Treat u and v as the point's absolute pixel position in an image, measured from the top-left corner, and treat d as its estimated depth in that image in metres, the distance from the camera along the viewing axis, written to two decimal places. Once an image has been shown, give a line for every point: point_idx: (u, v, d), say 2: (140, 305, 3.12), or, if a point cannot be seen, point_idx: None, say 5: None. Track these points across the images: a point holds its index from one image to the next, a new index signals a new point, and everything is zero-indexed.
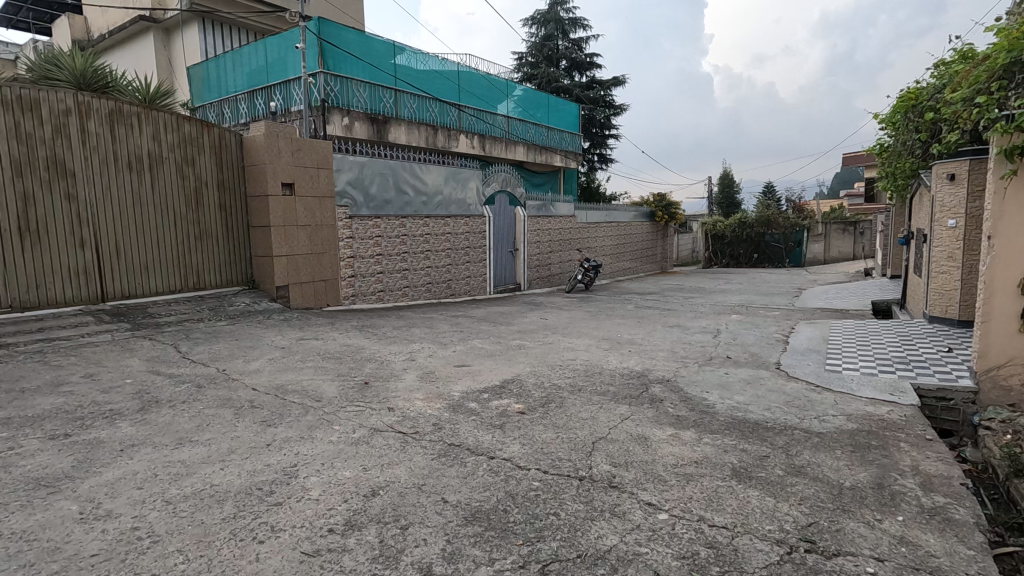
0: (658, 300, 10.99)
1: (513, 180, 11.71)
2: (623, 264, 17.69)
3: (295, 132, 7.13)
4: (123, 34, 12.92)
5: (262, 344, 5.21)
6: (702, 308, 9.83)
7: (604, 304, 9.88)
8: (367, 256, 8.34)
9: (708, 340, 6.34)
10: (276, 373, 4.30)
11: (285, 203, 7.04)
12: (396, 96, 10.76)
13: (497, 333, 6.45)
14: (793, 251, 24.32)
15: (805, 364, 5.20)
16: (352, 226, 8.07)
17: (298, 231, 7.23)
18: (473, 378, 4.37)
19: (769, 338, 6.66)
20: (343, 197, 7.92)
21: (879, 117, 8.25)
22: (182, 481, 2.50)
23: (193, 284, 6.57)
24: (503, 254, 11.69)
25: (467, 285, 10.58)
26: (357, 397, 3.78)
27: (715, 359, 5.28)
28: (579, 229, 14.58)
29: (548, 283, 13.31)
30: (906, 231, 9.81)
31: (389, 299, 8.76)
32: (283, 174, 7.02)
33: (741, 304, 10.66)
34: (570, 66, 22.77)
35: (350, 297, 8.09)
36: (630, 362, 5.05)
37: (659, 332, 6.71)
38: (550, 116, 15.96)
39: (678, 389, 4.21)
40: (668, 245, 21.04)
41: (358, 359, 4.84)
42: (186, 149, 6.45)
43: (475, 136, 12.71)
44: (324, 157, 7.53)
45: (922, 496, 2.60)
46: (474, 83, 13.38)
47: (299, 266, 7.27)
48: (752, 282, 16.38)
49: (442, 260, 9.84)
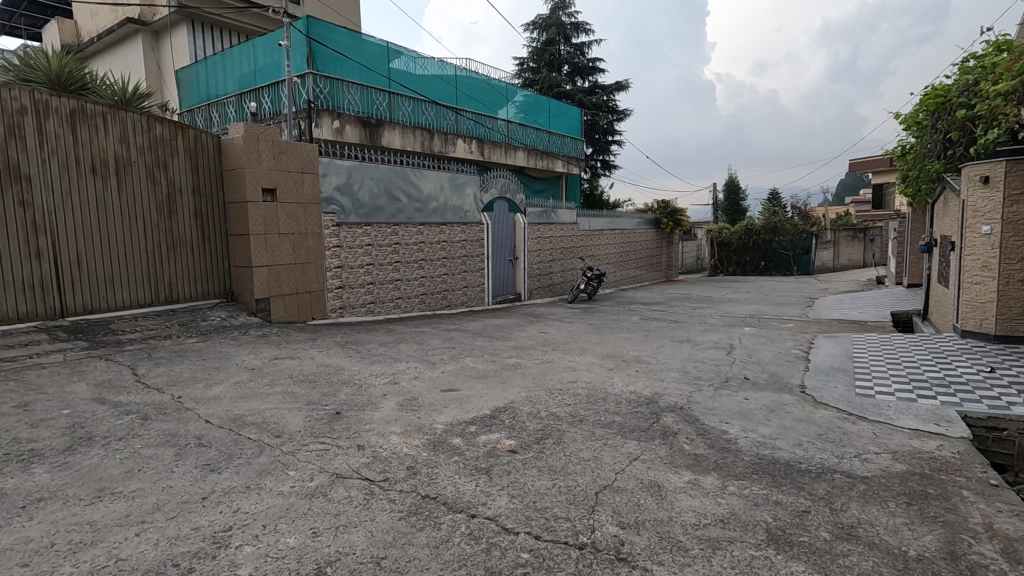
0: (665, 312, 10.46)
1: (512, 186, 11.24)
2: (627, 272, 17.22)
3: (277, 134, 6.68)
4: (111, 37, 12.56)
5: (231, 365, 4.71)
6: (711, 319, 9.28)
7: (608, 316, 9.36)
8: (356, 266, 7.86)
9: (721, 357, 5.81)
10: (237, 401, 3.79)
11: (266, 209, 6.59)
12: (390, 99, 10.37)
13: (492, 350, 5.94)
14: (800, 259, 23.84)
15: (832, 386, 4.67)
16: (340, 235, 7.60)
17: (280, 240, 6.77)
18: (460, 406, 3.86)
19: (788, 354, 6.12)
20: (330, 203, 7.45)
21: (900, 117, 7.74)
22: (81, 555, 1.99)
23: (165, 297, 6.11)
24: (502, 262, 11.19)
25: (464, 296, 10.08)
26: (323, 432, 3.27)
27: (732, 381, 4.74)
28: (582, 236, 14.09)
29: (550, 292, 12.81)
30: (927, 238, 9.28)
31: (380, 311, 8.27)
32: (263, 179, 6.56)
33: (753, 316, 10.10)
34: (572, 71, 22.38)
35: (338, 309, 7.61)
36: (638, 385, 4.52)
37: (667, 349, 6.17)
38: (552, 121, 15.52)
39: (693, 420, 3.69)
40: (673, 253, 20.54)
41: (334, 383, 4.33)
42: (158, 151, 6.01)
43: (473, 140, 12.25)
44: (309, 160, 7.09)
45: (1010, 570, 2.06)
46: (473, 86, 12.98)
47: (281, 276, 6.80)
48: (761, 291, 15.85)
49: (437, 269, 9.36)
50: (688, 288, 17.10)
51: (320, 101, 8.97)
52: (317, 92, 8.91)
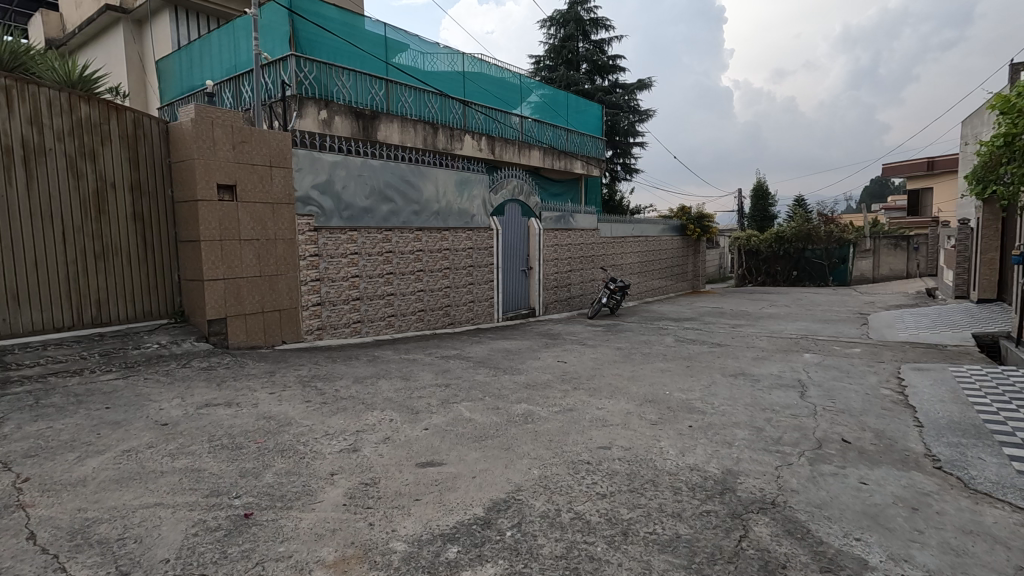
0: (700, 331, 9.05)
1: (526, 187, 9.95)
2: (652, 283, 15.85)
3: (238, 118, 5.50)
4: (92, 28, 11.60)
5: (140, 417, 3.48)
6: (759, 342, 7.86)
7: (637, 337, 8.00)
8: (339, 279, 6.62)
9: (796, 402, 4.43)
10: (105, 489, 2.53)
11: (222, 210, 5.38)
12: (387, 88, 9.18)
13: (496, 389, 4.63)
14: (837, 268, 21.94)
15: (977, 459, 3.26)
16: (319, 241, 6.37)
17: (241, 247, 5.56)
18: (438, 501, 2.54)
19: (880, 397, 4.71)
20: (307, 204, 6.23)
21: (996, 103, 6.31)
22: None
23: (91, 319, 4.92)
24: (514, 273, 9.90)
25: (470, 312, 8.80)
26: (205, 566, 1.99)
27: (830, 449, 3.37)
28: (603, 244, 12.76)
29: (568, 306, 11.49)
30: (1017, 248, 7.75)
31: (369, 332, 7.01)
32: (219, 173, 5.36)
33: (804, 337, 8.66)
34: (590, 71, 21.01)
35: (316, 330, 6.36)
36: (699, 456, 3.18)
37: (722, 388, 4.81)
38: (571, 118, 14.24)
39: (805, 532, 2.34)
40: (700, 262, 19.11)
41: (266, 451, 3.06)
42: (82, 138, 4.84)
43: (483, 137, 11.02)
44: (279, 152, 5.89)
45: None
46: (484, 78, 11.75)
47: (242, 292, 5.58)
48: (801, 305, 14.35)
49: (438, 282, 8.10)
50: (731, 288, 21.25)
51: (304, 89, 7.79)
52: (301, 78, 7.72)
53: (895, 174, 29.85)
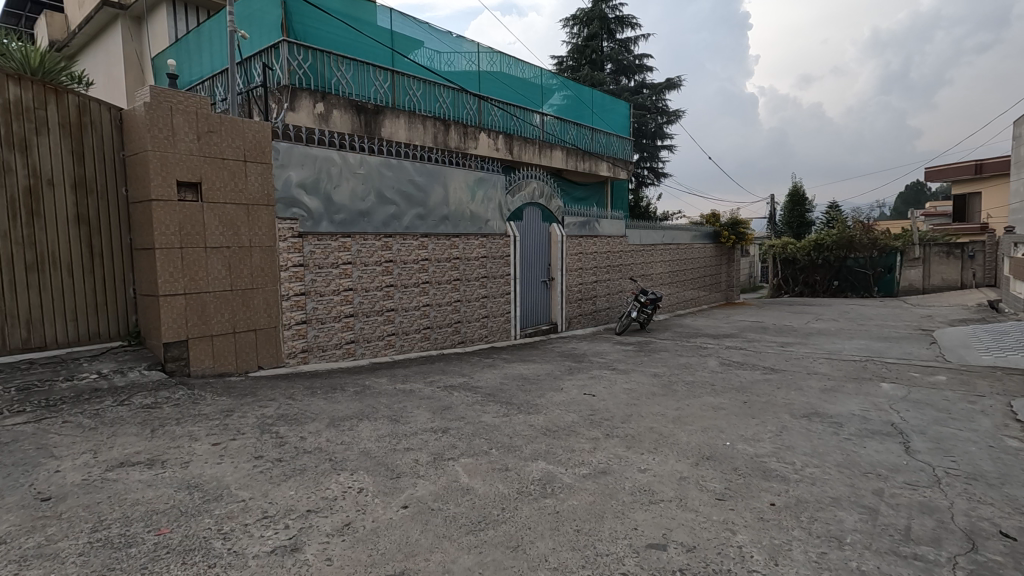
0: (745, 351, 7.89)
1: (547, 189, 8.98)
2: (685, 293, 14.74)
3: (204, 104, 4.65)
4: (93, 27, 11.05)
5: (20, 486, 2.57)
6: (820, 367, 6.68)
7: (676, 360, 6.92)
8: (329, 293, 5.71)
9: (904, 462, 3.32)
10: None
11: (183, 212, 4.52)
12: (393, 80, 8.31)
13: (506, 437, 3.62)
14: (881, 278, 20.36)
15: None
16: (304, 249, 5.47)
17: (207, 256, 4.68)
18: None
19: (1013, 453, 3.56)
20: (290, 205, 5.35)
21: None
22: None
23: (18, 342, 4.06)
24: (534, 284, 8.91)
25: (484, 329, 7.83)
26: None
27: (995, 553, 2.28)
28: (632, 252, 11.71)
29: (594, 321, 10.45)
30: None
31: (365, 354, 6.09)
32: (180, 167, 4.50)
33: (869, 360, 7.43)
34: (615, 70, 20.14)
35: (300, 353, 5.45)
36: (803, 569, 2.12)
37: (798, 438, 3.71)
38: (597, 117, 13.21)
39: None
40: (735, 271, 17.87)
41: (163, 553, 2.10)
42: (11, 124, 4.01)
43: (500, 135, 10.08)
44: (256, 145, 5.02)
45: None
46: (503, 72, 10.84)
47: (208, 309, 4.70)
48: (852, 319, 13.03)
49: (447, 295, 7.16)
50: (767, 299, 19.96)
51: (298, 79, 6.95)
52: (294, 67, 6.88)
53: (938, 177, 28.00)
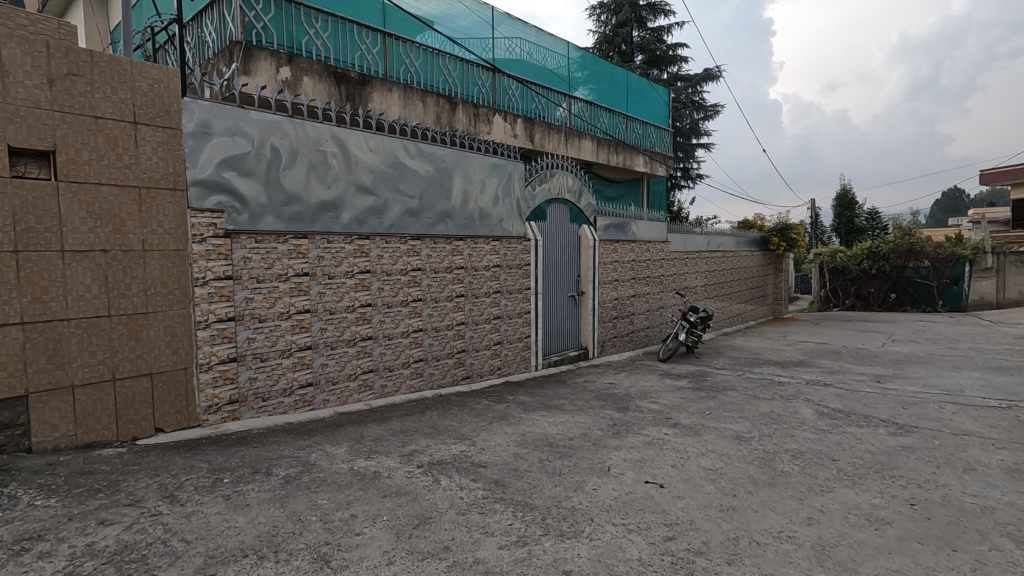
0: (838, 392, 5.97)
1: (575, 182, 7.25)
2: (731, 308, 12.82)
3: (62, 34, 3.05)
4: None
5: None
6: (963, 423, 4.73)
7: (756, 408, 5.08)
8: (274, 317, 4.03)
9: None
10: None
11: (20, 195, 2.90)
12: (383, 43, 6.70)
13: None
14: (947, 290, 17.97)
15: None
16: (235, 255, 3.81)
17: (65, 265, 3.05)
18: None
19: None
20: (212, 193, 3.69)
21: None
22: None
23: None
24: (559, 300, 7.16)
25: (495, 360, 6.10)
26: None
27: None
28: (674, 261, 9.91)
29: (631, 344, 8.64)
30: None
31: (329, 401, 4.39)
32: (14, 126, 2.88)
33: (1014, 407, 5.46)
34: (647, 61, 18.18)
35: (226, 407, 3.77)
36: None
37: None
38: (631, 103, 11.42)
39: None
40: (783, 282, 15.85)
41: None
42: None
43: (518, 117, 8.37)
44: (154, 100, 3.40)
45: None
46: (523, 44, 9.14)
47: (66, 345, 3.06)
48: (937, 341, 10.92)
49: (446, 315, 5.45)
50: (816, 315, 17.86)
51: (256, 35, 5.36)
52: (251, 18, 5.29)
53: (997, 181, 25.47)
